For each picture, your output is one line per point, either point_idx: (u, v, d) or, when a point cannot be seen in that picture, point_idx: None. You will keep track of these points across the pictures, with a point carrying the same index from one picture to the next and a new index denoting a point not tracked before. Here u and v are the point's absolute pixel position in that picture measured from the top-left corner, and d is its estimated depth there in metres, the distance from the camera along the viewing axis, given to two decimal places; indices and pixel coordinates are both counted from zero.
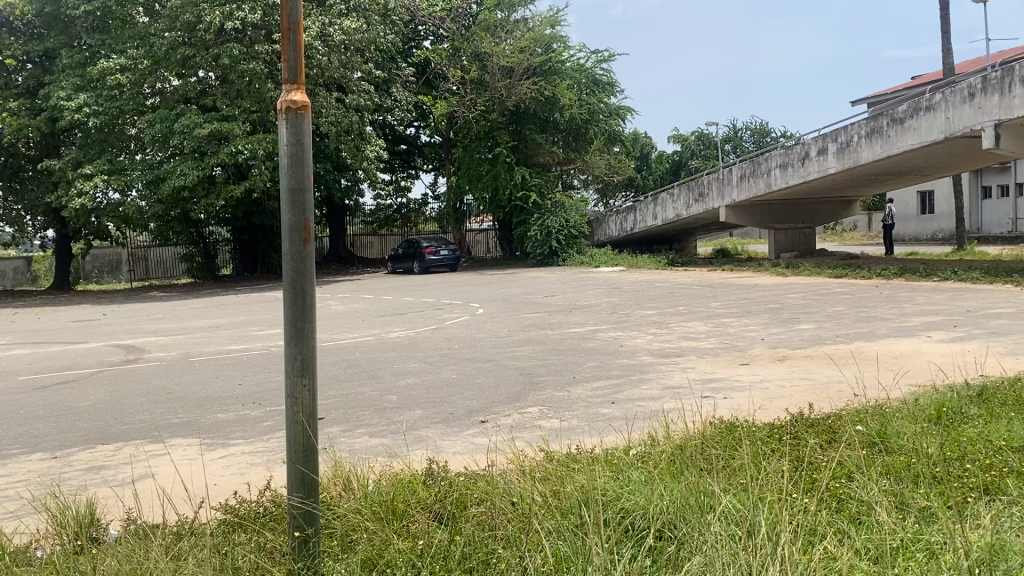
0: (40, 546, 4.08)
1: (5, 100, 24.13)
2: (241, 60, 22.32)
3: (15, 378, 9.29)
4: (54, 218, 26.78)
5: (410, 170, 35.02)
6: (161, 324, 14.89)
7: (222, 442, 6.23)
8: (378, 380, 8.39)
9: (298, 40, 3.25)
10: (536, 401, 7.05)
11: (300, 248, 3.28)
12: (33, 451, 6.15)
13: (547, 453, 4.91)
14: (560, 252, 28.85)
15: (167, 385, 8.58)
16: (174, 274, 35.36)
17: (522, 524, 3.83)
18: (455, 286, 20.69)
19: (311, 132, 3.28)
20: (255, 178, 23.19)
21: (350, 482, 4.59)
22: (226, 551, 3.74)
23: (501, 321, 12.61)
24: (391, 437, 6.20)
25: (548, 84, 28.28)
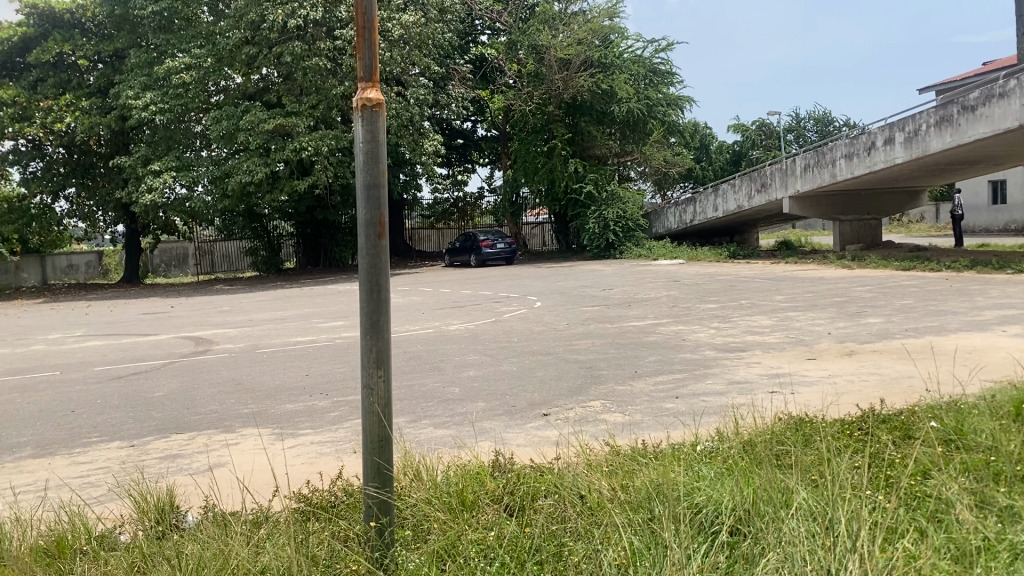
0: (124, 531, 4.23)
1: (77, 100, 24.94)
2: (303, 57, 22.70)
3: (92, 368, 9.63)
4: (124, 214, 27.63)
5: (467, 164, 35.23)
6: (229, 316, 15.25)
7: (291, 432, 6.37)
8: (440, 372, 8.47)
9: (372, 39, 3.30)
10: (598, 395, 7.04)
11: (375, 243, 3.31)
12: (111, 439, 6.37)
13: (613, 447, 4.89)
14: (617, 245, 28.70)
15: (236, 376, 8.79)
16: (239, 268, 36.19)
17: (592, 519, 3.82)
18: (514, 279, 20.75)
19: (385, 128, 3.30)
20: (318, 174, 23.53)
21: (420, 472, 4.65)
22: (301, 537, 3.81)
23: (561, 314, 12.62)
24: (456, 429, 6.27)
25: (607, 77, 28.09)
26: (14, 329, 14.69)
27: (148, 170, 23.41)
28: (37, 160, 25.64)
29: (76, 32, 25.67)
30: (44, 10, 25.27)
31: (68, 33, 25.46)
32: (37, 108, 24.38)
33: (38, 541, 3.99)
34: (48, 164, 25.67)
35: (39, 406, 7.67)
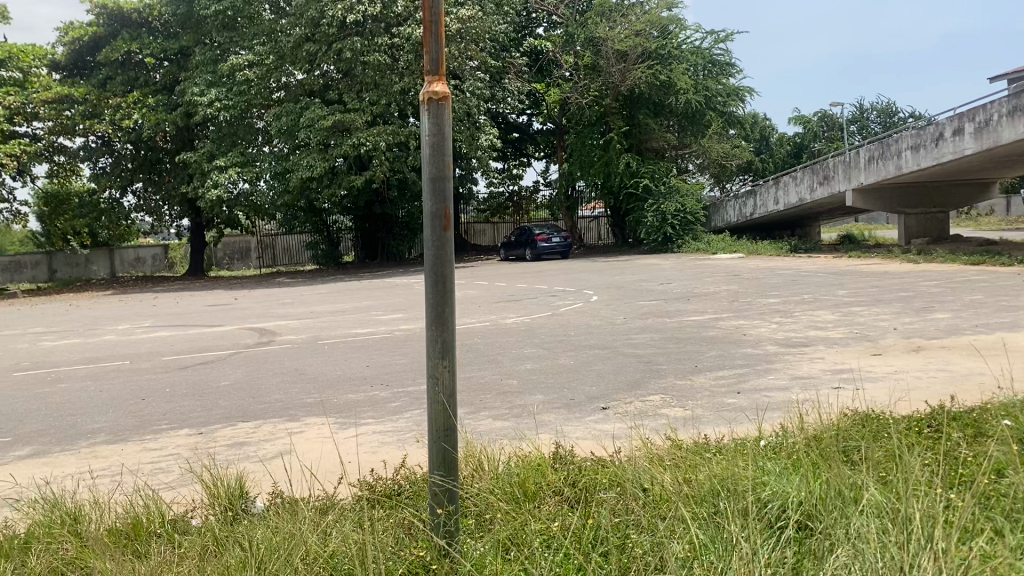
0: (195, 515, 4.35)
1: (144, 97, 25.63)
2: (363, 52, 22.97)
3: (161, 358, 9.92)
4: (189, 209, 28.34)
5: (523, 158, 35.34)
6: (291, 309, 15.53)
7: (354, 422, 6.47)
8: (498, 365, 8.52)
9: (440, 33, 3.31)
10: (658, 389, 7.01)
11: (439, 235, 3.32)
12: (181, 426, 6.55)
13: (675, 440, 4.85)
14: (675, 239, 28.38)
15: (299, 367, 8.97)
16: (299, 262, 36.84)
17: (656, 512, 3.80)
18: (571, 274, 20.68)
19: (452, 120, 3.30)
20: (376, 169, 23.78)
21: (481, 463, 4.68)
22: (367, 523, 3.87)
23: (618, 308, 12.57)
24: (516, 420, 6.30)
25: (664, 69, 27.81)
26: (87, 320, 15.19)
27: (212, 166, 24.02)
28: (107, 155, 26.57)
29: (143, 31, 26.51)
30: (113, 10, 26.14)
31: (135, 33, 26.31)
32: (107, 105, 25.23)
33: (114, 523, 4.12)
34: (117, 160, 26.64)
35: (112, 394, 7.94)
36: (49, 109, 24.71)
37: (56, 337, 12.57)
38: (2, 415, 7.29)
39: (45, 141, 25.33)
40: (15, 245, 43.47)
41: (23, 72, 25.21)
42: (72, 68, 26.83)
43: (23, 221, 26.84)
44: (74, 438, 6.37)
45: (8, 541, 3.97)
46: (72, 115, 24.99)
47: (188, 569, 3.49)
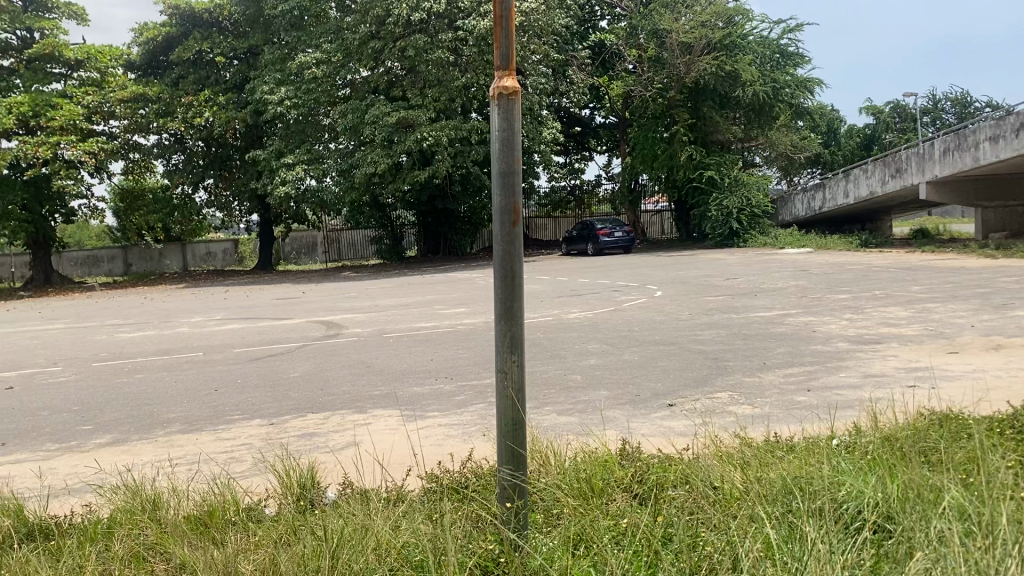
0: (269, 504, 4.46)
1: (216, 95, 26.30)
2: (428, 49, 23.12)
3: (232, 350, 10.17)
4: (259, 204, 29.03)
5: (585, 152, 35.31)
6: (357, 302, 15.78)
7: (420, 415, 6.53)
8: (562, 360, 8.50)
9: (510, 27, 3.30)
10: (726, 386, 6.91)
11: (508, 230, 3.31)
12: (253, 417, 6.72)
13: (744, 439, 4.78)
14: (741, 233, 27.89)
15: (366, 360, 9.08)
16: (364, 256, 37.41)
17: (727, 510, 3.75)
18: (635, 268, 20.49)
19: (521, 116, 3.29)
20: (439, 164, 23.92)
21: (547, 458, 4.68)
22: (436, 516, 3.90)
23: (683, 303, 12.44)
24: (580, 416, 6.29)
25: (729, 60, 27.35)
26: (163, 312, 15.68)
27: (280, 163, 24.52)
28: (179, 152, 27.35)
29: (214, 31, 27.24)
30: (186, 11, 26.93)
31: (206, 33, 27.05)
32: (179, 104, 25.96)
33: (191, 511, 4.23)
34: (188, 157, 27.36)
35: (186, 384, 8.16)
36: (125, 109, 25.52)
37: (133, 329, 13.01)
38: (85, 403, 7.56)
39: (121, 139, 26.17)
40: (95, 240, 45.20)
41: (101, 72, 26.14)
42: (147, 68, 27.76)
43: (101, 216, 27.83)
44: (151, 427, 6.56)
45: (93, 526, 4.11)
46: (146, 114, 25.81)
47: (264, 556, 3.56)
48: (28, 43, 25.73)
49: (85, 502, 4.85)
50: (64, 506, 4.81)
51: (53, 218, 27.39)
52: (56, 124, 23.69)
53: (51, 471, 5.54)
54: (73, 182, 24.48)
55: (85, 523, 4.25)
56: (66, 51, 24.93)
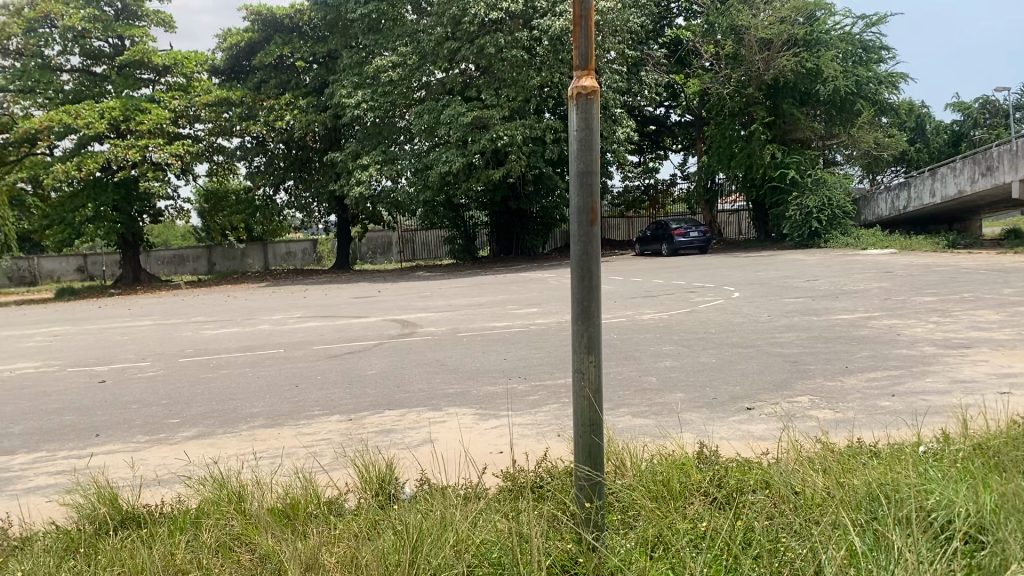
0: (349, 498, 4.57)
1: (296, 99, 26.90)
2: (504, 48, 23.15)
3: (311, 347, 10.41)
4: (336, 205, 29.61)
5: (659, 151, 35.08)
6: (431, 301, 15.95)
7: (494, 414, 6.58)
8: (636, 361, 8.43)
9: (589, 27, 3.29)
10: (806, 390, 6.77)
11: (586, 230, 3.31)
12: (331, 412, 6.86)
13: (827, 443, 4.67)
14: (822, 234, 27.13)
15: (441, 358, 9.19)
16: (438, 256, 37.80)
17: (809, 516, 3.67)
18: (709, 269, 20.22)
19: (600, 116, 3.27)
20: (513, 164, 23.93)
21: (624, 459, 4.65)
22: (513, 515, 3.92)
23: (760, 305, 12.21)
24: (656, 418, 6.24)
25: (812, 56, 26.56)
26: (245, 309, 16.14)
27: (357, 164, 25.01)
28: (261, 155, 28.14)
29: (294, 35, 27.90)
30: (268, 16, 27.70)
31: (288, 37, 27.73)
32: (262, 107, 26.64)
33: (274, 502, 4.35)
34: (270, 159, 28.21)
35: (268, 380, 8.39)
36: (209, 112, 26.37)
37: (218, 325, 13.45)
38: (172, 397, 7.84)
39: (207, 142, 27.00)
40: (181, 238, 46.90)
41: (187, 77, 27.22)
42: (230, 72, 28.77)
43: (187, 216, 28.81)
44: (235, 421, 6.76)
45: (182, 517, 4.27)
46: (230, 117, 26.64)
47: (346, 550, 3.63)
48: (120, 50, 26.82)
49: (174, 492, 5.04)
50: (155, 495, 5.00)
51: (142, 218, 28.51)
52: (144, 128, 24.63)
53: (143, 462, 5.76)
54: (160, 183, 25.39)
55: (175, 513, 4.41)
56: (154, 57, 25.94)
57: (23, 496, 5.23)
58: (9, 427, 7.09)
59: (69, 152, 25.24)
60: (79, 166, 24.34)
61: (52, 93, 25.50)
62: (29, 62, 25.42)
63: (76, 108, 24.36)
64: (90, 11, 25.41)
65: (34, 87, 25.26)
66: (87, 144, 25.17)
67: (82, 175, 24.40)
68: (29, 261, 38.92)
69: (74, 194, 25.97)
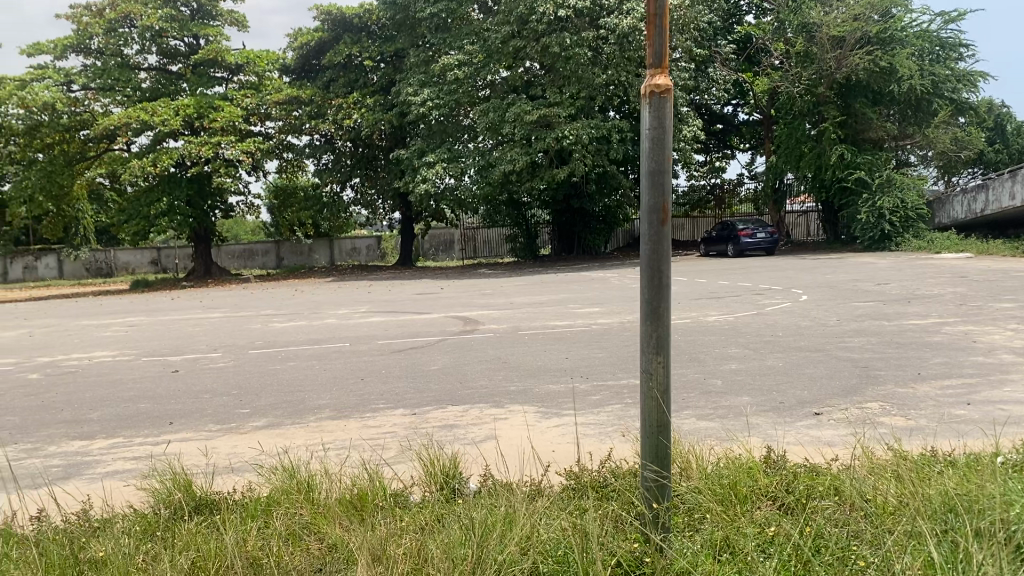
0: (414, 490, 4.64)
1: (364, 98, 27.24)
2: (570, 47, 23.07)
3: (376, 341, 10.56)
4: (401, 203, 29.93)
5: (726, 150, 34.65)
6: (493, 299, 16.01)
7: (556, 412, 6.58)
8: (701, 364, 8.34)
9: (664, 25, 3.27)
10: (877, 397, 6.60)
11: (657, 229, 3.28)
12: (395, 406, 6.95)
13: (899, 450, 4.56)
14: (894, 237, 26.42)
15: (503, 356, 9.23)
16: (499, 254, 37.99)
17: (882, 524, 3.59)
18: (776, 271, 19.85)
19: (673, 114, 3.25)
20: (577, 163, 23.80)
21: (690, 461, 4.61)
22: (577, 514, 3.92)
23: (829, 308, 11.96)
24: (720, 421, 6.17)
25: (886, 54, 25.92)
26: (312, 304, 16.45)
27: (422, 162, 25.28)
28: (329, 152, 28.67)
29: (363, 35, 28.29)
30: (337, 16, 28.16)
31: (356, 36, 28.14)
32: (330, 106, 27.15)
33: (343, 492, 4.43)
34: (337, 156, 28.77)
35: (333, 373, 8.54)
36: (280, 110, 27.12)
37: (285, 319, 13.74)
38: (243, 387, 8.05)
39: (276, 139, 27.67)
40: (251, 234, 48.00)
41: (258, 75, 27.97)
42: (301, 71, 29.43)
43: (257, 212, 29.50)
44: (303, 413, 6.90)
45: (254, 504, 4.37)
46: (300, 115, 27.30)
47: (413, 543, 3.67)
48: (194, 49, 27.59)
49: (245, 480, 5.17)
50: (227, 483, 5.14)
51: (214, 213, 29.28)
52: (216, 126, 25.37)
53: (216, 450, 5.93)
54: (232, 180, 26.04)
55: (246, 501, 4.52)
56: (227, 56, 26.58)
57: (104, 478, 5.43)
58: (89, 412, 7.37)
59: (145, 148, 26.01)
60: (154, 162, 25.06)
61: (130, 91, 26.31)
62: (109, 61, 26.27)
63: (153, 106, 25.09)
64: (167, 10, 26.14)
65: (113, 84, 26.07)
66: (162, 140, 25.90)
67: (157, 171, 25.14)
68: (104, 253, 39.90)
69: (149, 189, 26.77)
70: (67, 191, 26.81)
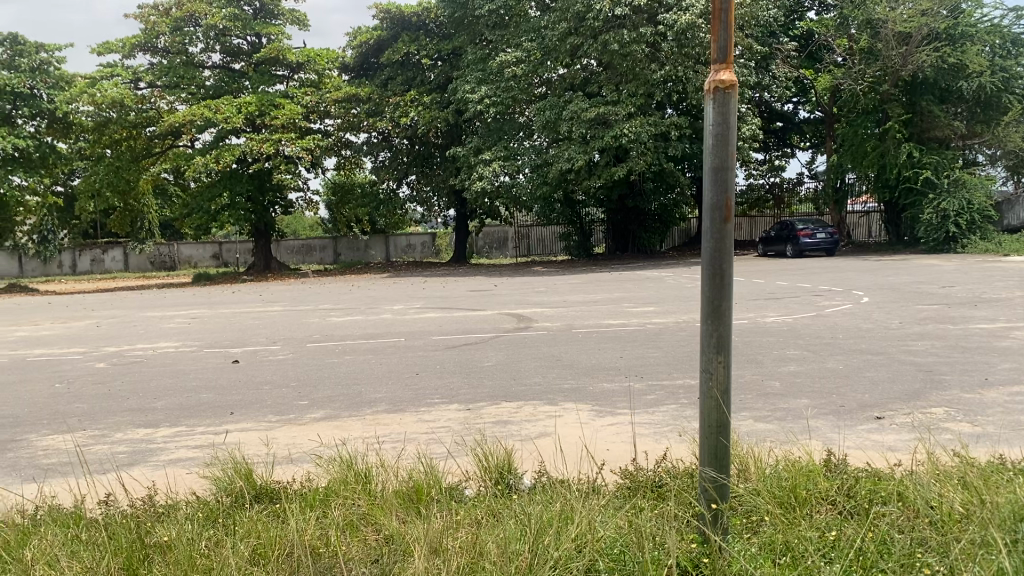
0: (469, 485, 4.67)
1: (421, 96, 27.42)
2: (628, 44, 22.90)
3: (431, 337, 10.64)
4: (456, 200, 30.04)
5: (785, 148, 34.17)
6: (547, 297, 16.00)
7: (610, 411, 6.56)
8: (759, 365, 8.23)
9: (728, 20, 3.23)
10: (941, 402, 6.43)
11: (720, 227, 3.24)
12: (450, 401, 7.00)
13: (965, 456, 4.44)
14: (959, 238, 25.76)
15: (557, 353, 9.23)
16: (553, 252, 37.97)
17: (949, 531, 3.50)
18: (837, 272, 19.47)
19: (737, 109, 3.21)
20: (634, 160, 23.56)
21: (748, 462, 4.56)
22: (633, 513, 3.89)
23: (892, 311, 11.67)
24: (778, 423, 6.07)
25: (955, 50, 25.25)
26: (367, 299, 16.65)
27: (478, 160, 25.40)
28: (386, 149, 29.00)
29: (421, 33, 28.53)
30: (396, 14, 28.43)
31: (414, 35, 28.39)
32: (388, 104, 27.45)
33: (399, 484, 4.48)
34: (395, 154, 29.07)
35: (389, 367, 8.62)
36: (339, 108, 27.60)
37: (342, 313, 13.94)
38: (301, 380, 8.20)
39: (335, 137, 28.13)
40: (309, 229, 48.77)
41: (318, 73, 28.38)
42: (359, 69, 29.84)
43: (316, 208, 29.94)
44: (359, 405, 6.99)
45: (313, 494, 4.45)
46: (358, 113, 27.66)
47: (469, 536, 3.69)
48: (257, 47, 28.13)
49: (304, 470, 5.25)
50: (287, 473, 5.23)
51: (275, 209, 29.80)
52: (278, 123, 25.87)
53: (275, 440, 6.04)
54: (292, 176, 26.49)
55: (305, 490, 4.60)
56: (289, 55, 27.03)
57: (168, 465, 5.58)
58: (154, 400, 7.58)
59: (209, 145, 26.62)
60: (217, 158, 25.59)
61: (194, 89, 26.91)
62: (175, 59, 26.91)
63: (216, 104, 25.66)
64: (231, 10, 26.67)
65: (179, 82, 26.68)
66: (225, 137, 26.47)
67: (220, 167, 25.64)
68: (168, 247, 40.93)
69: (211, 185, 27.38)
70: (134, 187, 27.56)
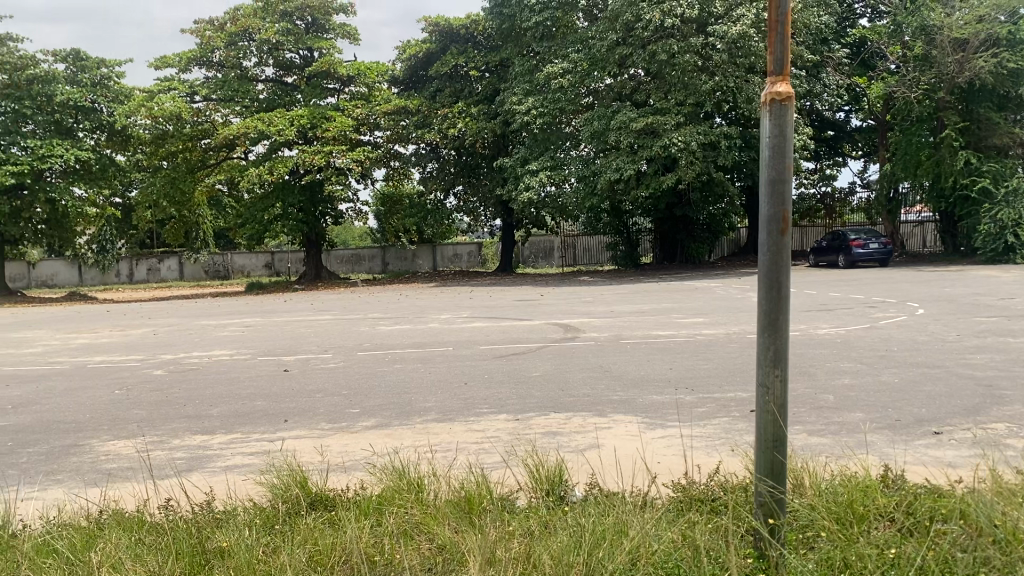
0: (520, 495, 4.69)
1: (469, 107, 27.61)
2: (677, 53, 22.75)
3: (479, 347, 10.68)
4: (502, 210, 30.08)
5: (837, 157, 33.73)
6: (594, 307, 15.96)
7: (660, 423, 6.52)
8: (811, 378, 8.11)
9: (786, 32, 3.22)
10: (1002, 418, 6.27)
11: (777, 239, 3.22)
12: (500, 412, 7.02)
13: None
14: (1019, 249, 25.05)
15: (605, 364, 9.20)
16: (599, 262, 37.90)
17: (1012, 554, 3.41)
18: (890, 283, 19.10)
19: (794, 121, 3.20)
20: (683, 169, 23.35)
21: (803, 477, 4.48)
22: (686, 527, 3.86)
23: (948, 323, 11.42)
24: (833, 437, 5.98)
25: (1015, 56, 24.85)
26: (415, 308, 16.77)
27: (526, 170, 25.51)
28: (434, 161, 29.23)
29: (469, 45, 28.75)
30: (445, 27, 28.65)
31: (463, 47, 28.64)
32: (436, 116, 27.57)
33: (450, 494, 4.50)
34: (442, 165, 29.24)
35: (438, 377, 8.67)
36: (388, 120, 27.83)
37: (391, 322, 14.09)
38: (352, 388, 8.28)
39: (384, 148, 28.50)
40: (358, 238, 49.38)
41: (368, 86, 28.77)
42: (409, 81, 30.20)
43: (364, 219, 30.28)
44: (410, 414, 7.04)
45: (366, 502, 4.50)
46: (407, 125, 27.85)
47: (522, 547, 3.70)
48: (309, 61, 28.65)
49: (358, 478, 5.32)
50: (341, 480, 5.31)
51: (325, 220, 30.18)
52: (330, 135, 26.27)
53: (328, 448, 6.12)
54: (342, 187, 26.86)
55: (360, 498, 4.67)
56: (339, 68, 27.46)
57: (226, 472, 5.69)
58: (210, 408, 7.73)
59: (262, 157, 27.10)
60: (270, 170, 26.01)
61: (248, 101, 27.47)
62: (229, 73, 27.58)
63: (270, 117, 26.10)
64: (284, 24, 27.19)
65: (233, 96, 27.29)
66: (277, 149, 26.89)
67: (273, 178, 26.06)
68: (221, 257, 41.75)
69: (263, 196, 27.95)
70: (190, 198, 28.24)
